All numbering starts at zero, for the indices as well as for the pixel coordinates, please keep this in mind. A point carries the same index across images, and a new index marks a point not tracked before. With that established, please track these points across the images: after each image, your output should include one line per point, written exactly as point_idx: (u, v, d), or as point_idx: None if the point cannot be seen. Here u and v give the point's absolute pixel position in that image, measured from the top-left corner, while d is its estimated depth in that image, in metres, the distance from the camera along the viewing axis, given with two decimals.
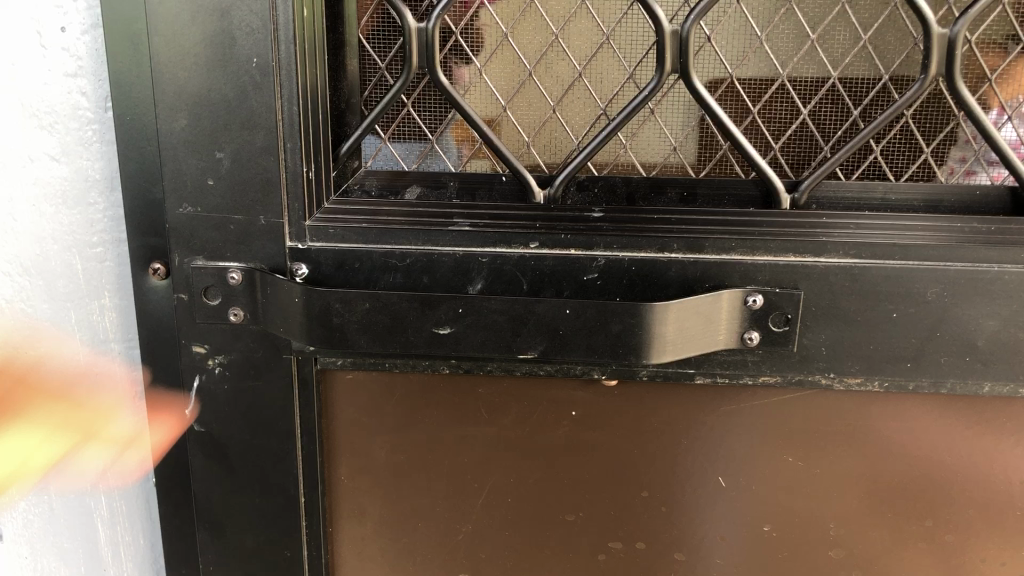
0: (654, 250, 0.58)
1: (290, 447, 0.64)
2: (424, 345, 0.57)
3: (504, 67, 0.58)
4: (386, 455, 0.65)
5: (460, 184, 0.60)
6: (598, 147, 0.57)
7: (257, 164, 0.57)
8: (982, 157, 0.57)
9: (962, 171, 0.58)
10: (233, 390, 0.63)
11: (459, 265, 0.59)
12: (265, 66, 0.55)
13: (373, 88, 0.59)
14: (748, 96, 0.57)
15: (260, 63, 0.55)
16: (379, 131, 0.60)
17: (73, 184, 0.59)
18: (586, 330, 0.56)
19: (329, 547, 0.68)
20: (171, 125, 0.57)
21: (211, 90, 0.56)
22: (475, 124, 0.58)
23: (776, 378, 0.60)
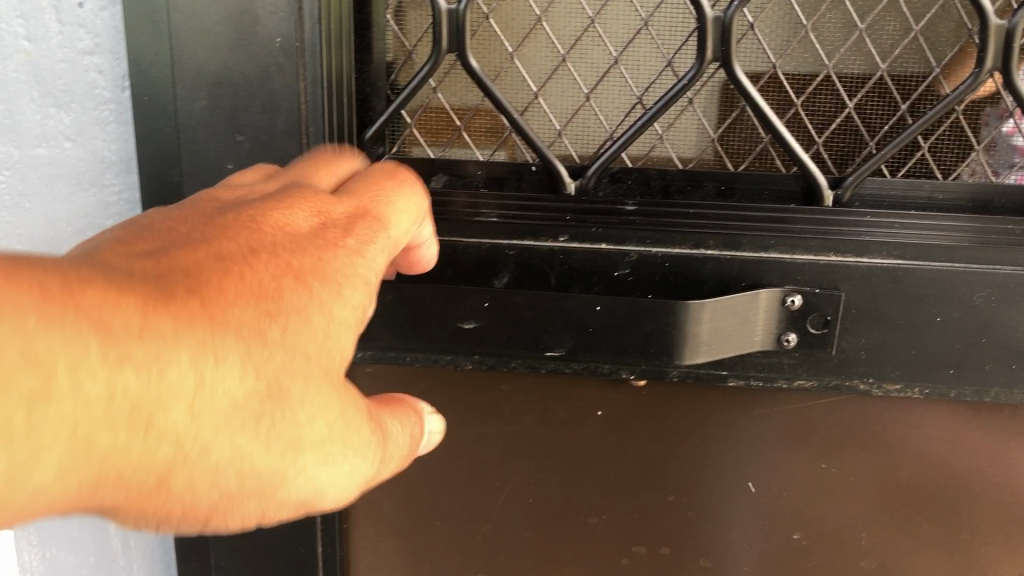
0: (689, 246, 0.56)
1: None
2: (447, 340, 0.55)
3: (537, 52, 0.55)
4: None
5: (487, 174, 0.58)
6: (632, 137, 0.55)
7: (279, 149, 0.55)
8: (1004, 160, 0.56)
9: (985, 172, 0.57)
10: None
11: (486, 257, 0.57)
12: (289, 46, 0.53)
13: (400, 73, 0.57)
14: (791, 89, 0.55)
15: (284, 44, 0.53)
16: (406, 117, 0.58)
17: (89, 164, 0.56)
18: (617, 328, 0.54)
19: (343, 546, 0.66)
20: (191, 106, 0.54)
21: (234, 71, 0.53)
22: (507, 112, 0.55)
23: (812, 382, 0.58)
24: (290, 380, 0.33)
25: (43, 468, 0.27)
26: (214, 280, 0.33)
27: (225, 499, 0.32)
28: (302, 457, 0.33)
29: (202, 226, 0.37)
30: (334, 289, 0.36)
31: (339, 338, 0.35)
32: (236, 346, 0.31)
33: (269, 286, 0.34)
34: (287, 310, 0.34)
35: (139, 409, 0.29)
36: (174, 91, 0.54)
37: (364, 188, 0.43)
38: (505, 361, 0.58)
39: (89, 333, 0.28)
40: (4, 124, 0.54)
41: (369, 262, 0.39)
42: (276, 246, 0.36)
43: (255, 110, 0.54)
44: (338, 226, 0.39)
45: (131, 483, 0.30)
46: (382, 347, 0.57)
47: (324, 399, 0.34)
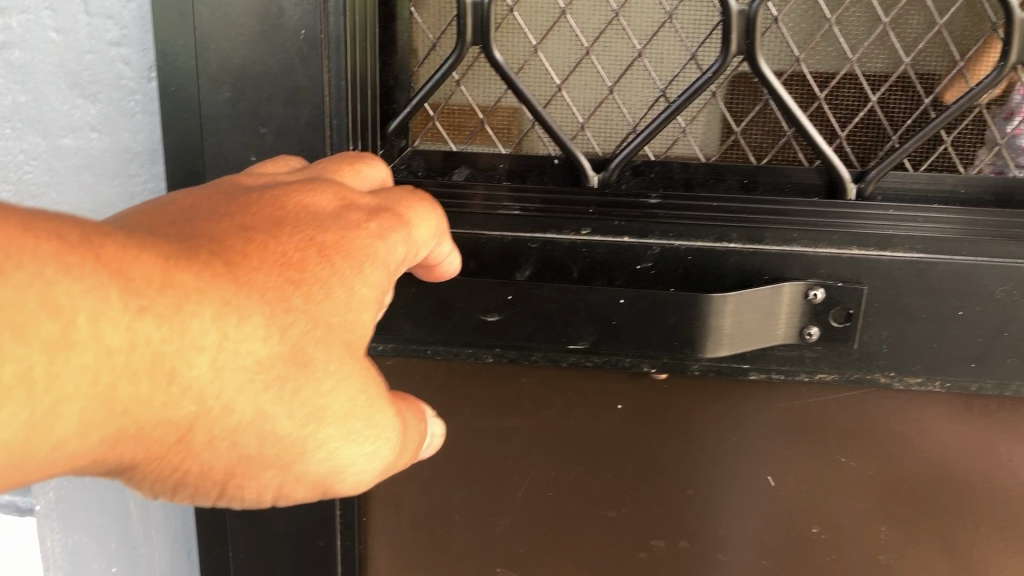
0: (711, 240, 0.56)
1: None
2: (470, 332, 0.55)
3: (560, 45, 0.55)
4: None
5: (509, 167, 0.58)
6: (655, 131, 0.55)
7: (302, 140, 0.55)
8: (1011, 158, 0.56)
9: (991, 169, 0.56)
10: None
11: (509, 250, 0.57)
12: (313, 40, 0.52)
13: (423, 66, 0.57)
14: (815, 83, 0.54)
15: (308, 36, 0.52)
16: (429, 109, 0.58)
17: (114, 155, 0.57)
18: (640, 321, 0.54)
19: (362, 538, 0.66)
20: (214, 99, 0.54)
21: (259, 64, 0.53)
22: (531, 105, 0.56)
23: (834, 375, 0.58)
24: (312, 348, 0.33)
25: (66, 415, 0.27)
26: (237, 245, 0.34)
27: (242, 461, 0.33)
28: (324, 429, 0.34)
29: (225, 202, 0.37)
30: (356, 266, 0.37)
31: (358, 315, 0.36)
32: (259, 307, 0.32)
33: (295, 257, 0.35)
34: (310, 279, 0.35)
35: (162, 360, 0.30)
36: (198, 84, 0.54)
37: (387, 193, 0.42)
38: (527, 354, 0.58)
39: (110, 283, 0.28)
40: (30, 115, 0.55)
41: (390, 246, 0.39)
42: (303, 220, 0.37)
43: (278, 102, 0.54)
44: (361, 210, 0.39)
45: (152, 438, 0.31)
46: (406, 340, 0.57)
47: (346, 371, 0.35)
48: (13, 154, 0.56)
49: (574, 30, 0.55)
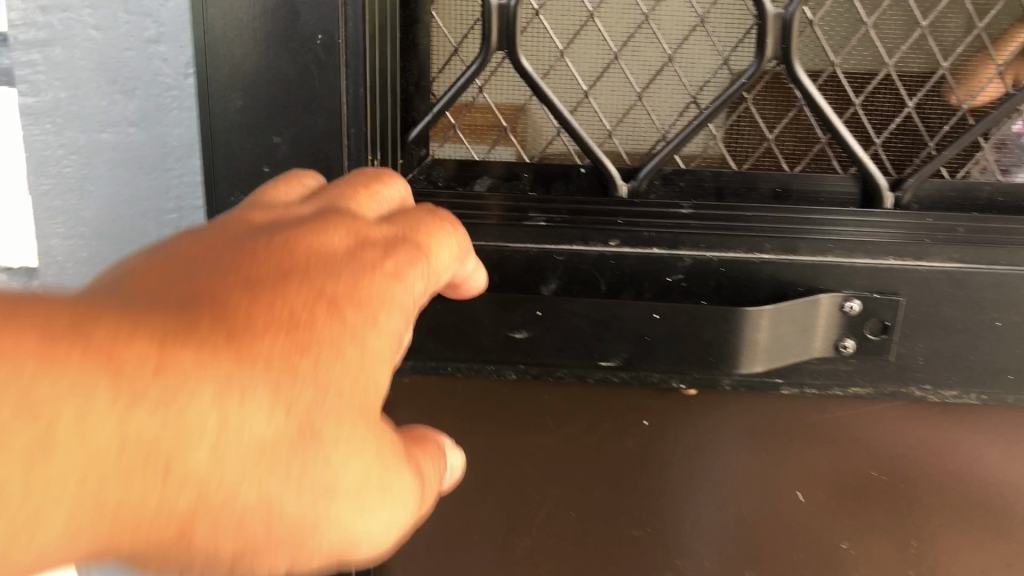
0: (744, 250, 0.54)
1: None
2: (497, 349, 0.53)
3: (588, 49, 0.53)
4: None
5: (534, 176, 0.56)
6: (687, 139, 0.54)
7: (319, 150, 0.53)
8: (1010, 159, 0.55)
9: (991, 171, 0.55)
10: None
11: (533, 263, 0.55)
12: (330, 45, 0.50)
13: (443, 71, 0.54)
14: (850, 88, 0.53)
15: (325, 40, 0.50)
16: (451, 117, 0.56)
17: (150, 150, 0.54)
18: (674, 335, 0.52)
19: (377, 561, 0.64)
20: (225, 105, 0.52)
21: (273, 69, 0.51)
22: (557, 111, 0.53)
23: (868, 389, 0.56)
24: (323, 419, 0.27)
25: (47, 526, 0.23)
26: (241, 305, 0.28)
27: (251, 549, 0.27)
28: (335, 506, 0.28)
29: (230, 252, 0.33)
30: (369, 316, 0.31)
31: (374, 374, 0.30)
32: (265, 381, 0.26)
33: (302, 313, 0.29)
34: (319, 338, 0.29)
35: (156, 456, 0.24)
36: (208, 88, 0.51)
37: (406, 219, 0.39)
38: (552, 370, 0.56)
39: (98, 373, 0.23)
40: (70, 110, 0.52)
41: (406, 285, 0.34)
42: (309, 268, 0.32)
43: (293, 109, 0.52)
44: (376, 247, 0.35)
45: (148, 537, 0.25)
46: (426, 356, 0.55)
47: (360, 437, 0.28)
48: (53, 147, 0.53)
49: (603, 34, 0.53)
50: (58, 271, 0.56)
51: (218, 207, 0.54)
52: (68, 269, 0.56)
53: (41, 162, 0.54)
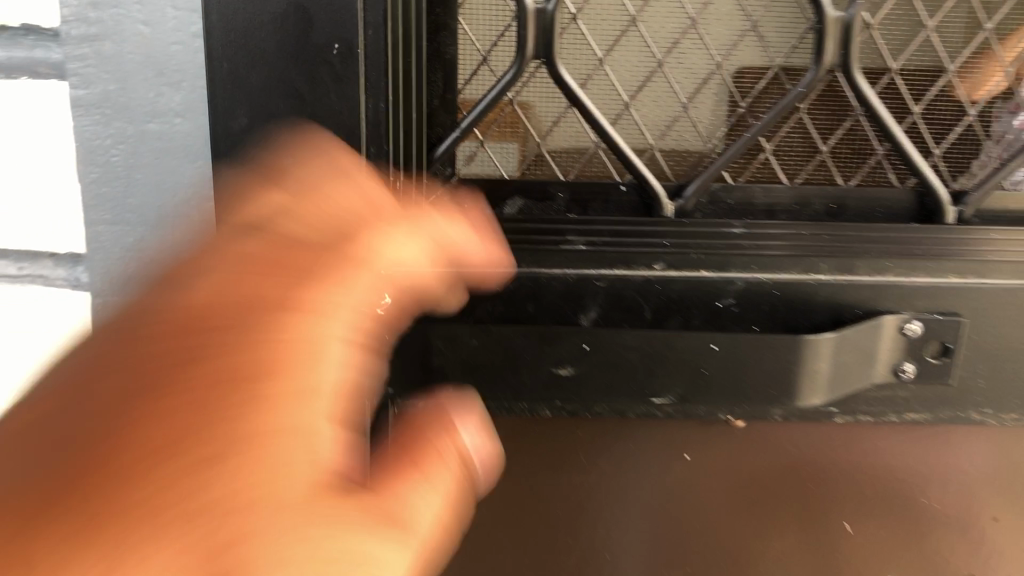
0: (800, 272, 0.50)
1: None
2: (540, 390, 0.48)
3: (629, 57, 0.49)
4: None
5: (570, 195, 0.51)
6: (737, 153, 0.50)
7: None
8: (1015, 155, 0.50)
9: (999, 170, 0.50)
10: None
11: (571, 290, 0.50)
12: (348, 54, 0.45)
13: (469, 83, 0.49)
14: (909, 96, 0.49)
15: (342, 51, 0.45)
16: (476, 133, 0.50)
17: (195, 140, 0.48)
18: (732, 368, 0.48)
19: None
20: (230, 122, 0.46)
21: (284, 81, 0.46)
22: (595, 121, 0.49)
23: (924, 416, 0.53)
24: (241, 541, 0.25)
25: None
26: (120, 466, 0.26)
27: None
28: None
29: (117, 356, 0.30)
30: (282, 382, 0.28)
31: (290, 466, 0.27)
32: (172, 551, 0.24)
33: (185, 424, 0.27)
34: (224, 451, 0.26)
35: None
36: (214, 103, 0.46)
37: (339, 202, 0.35)
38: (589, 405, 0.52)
39: None
40: (117, 102, 0.50)
41: (339, 316, 0.31)
42: (183, 351, 0.29)
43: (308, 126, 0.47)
44: (287, 274, 0.31)
45: None
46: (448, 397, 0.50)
47: (296, 532, 0.26)
48: (99, 134, 0.51)
49: (649, 38, 0.48)
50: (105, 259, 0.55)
51: None
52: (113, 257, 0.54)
53: (92, 148, 0.52)
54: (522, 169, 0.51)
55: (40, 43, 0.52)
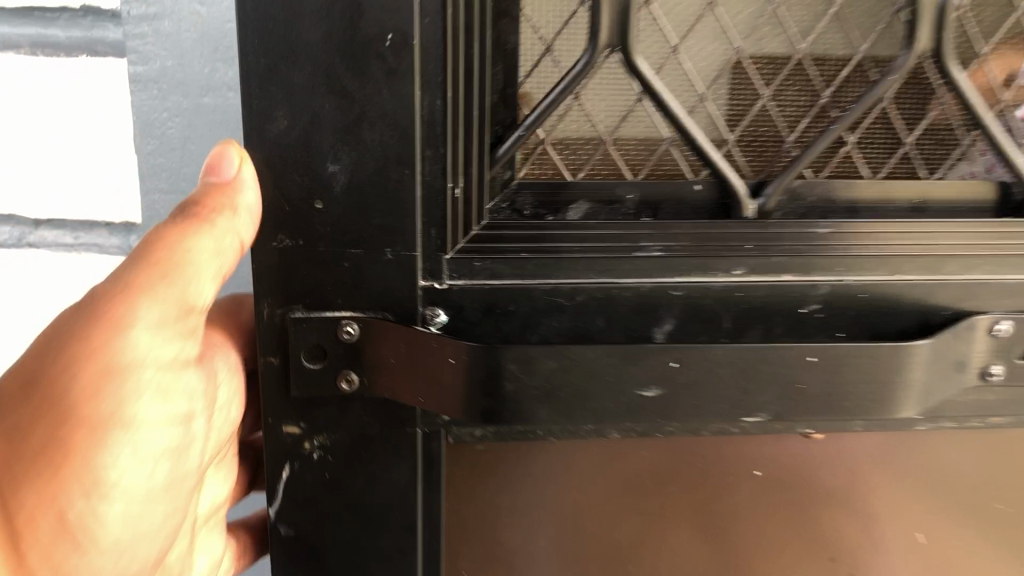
0: (886, 273, 0.47)
1: (410, 544, 0.48)
2: (621, 414, 0.43)
3: (705, 44, 0.44)
4: (519, 544, 0.51)
5: (640, 197, 0.46)
6: (820, 146, 0.46)
7: (386, 179, 0.42)
8: None
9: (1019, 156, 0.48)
10: (320, 484, 0.46)
11: (644, 302, 0.45)
12: (402, 46, 0.40)
13: (531, 75, 0.44)
14: (997, 81, 0.46)
15: (395, 42, 0.40)
16: (539, 132, 0.45)
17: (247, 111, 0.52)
18: (827, 379, 0.44)
19: None
20: (267, 125, 0.41)
21: (330, 77, 0.40)
22: (667, 112, 0.44)
23: (1009, 419, 0.50)
24: None
25: None
26: None
27: None
28: None
29: None
30: None
31: None
32: None
33: None
34: None
35: None
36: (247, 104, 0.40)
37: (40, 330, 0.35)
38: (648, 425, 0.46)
39: None
40: (175, 78, 0.51)
41: None
42: None
43: (359, 127, 0.41)
44: None
45: None
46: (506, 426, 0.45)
47: None
48: (158, 110, 0.52)
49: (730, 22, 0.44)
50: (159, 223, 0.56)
51: (256, 254, 0.43)
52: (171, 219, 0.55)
53: (149, 123, 0.53)
54: (582, 170, 0.46)
55: (99, 25, 0.52)
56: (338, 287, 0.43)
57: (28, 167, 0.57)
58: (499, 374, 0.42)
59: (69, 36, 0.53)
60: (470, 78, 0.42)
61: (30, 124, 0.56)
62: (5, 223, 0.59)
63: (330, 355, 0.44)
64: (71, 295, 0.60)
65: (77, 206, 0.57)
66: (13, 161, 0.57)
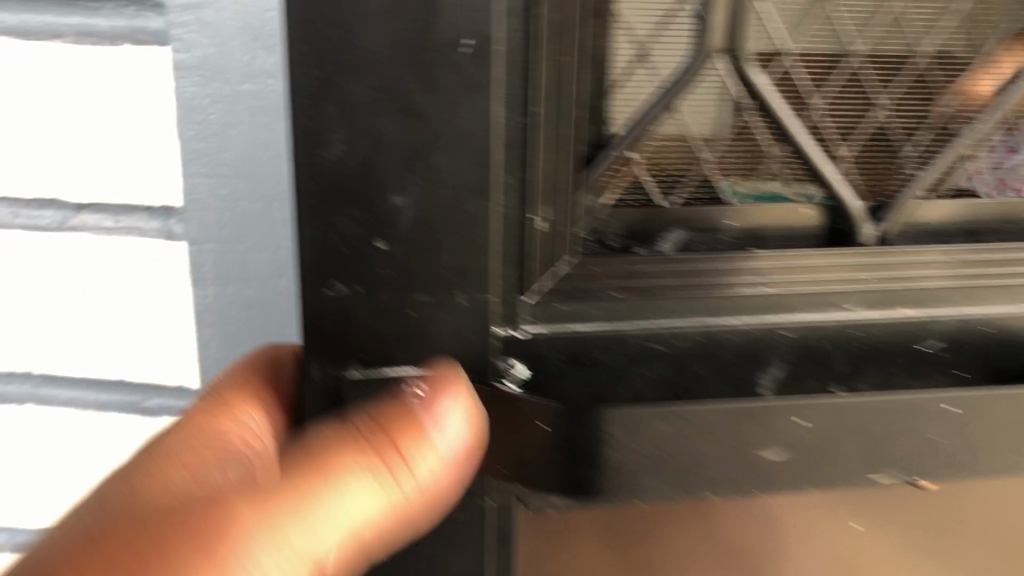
0: (1012, 306, 0.41)
1: None
2: (734, 478, 0.37)
3: (816, 45, 0.38)
4: None
5: (744, 223, 0.40)
6: (945, 160, 0.41)
7: (459, 212, 0.35)
8: None
9: None
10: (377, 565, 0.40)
11: (751, 346, 0.39)
12: (482, 54, 0.33)
13: (625, 86, 0.37)
14: None
15: (472, 50, 0.33)
16: (632, 153, 0.38)
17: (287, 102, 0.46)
18: (961, 430, 0.38)
19: None
20: (320, 149, 0.34)
21: (391, 91, 0.33)
22: (776, 118, 0.38)
23: None
24: None
25: None
26: None
27: None
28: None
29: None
30: None
31: None
32: None
33: None
34: None
35: None
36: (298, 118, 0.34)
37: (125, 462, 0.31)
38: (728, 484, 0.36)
39: None
40: (216, 65, 0.45)
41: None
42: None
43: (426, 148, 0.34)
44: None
45: None
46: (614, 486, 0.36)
47: None
48: (198, 97, 0.46)
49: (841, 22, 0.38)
50: (200, 211, 0.49)
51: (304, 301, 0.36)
52: (211, 208, 0.49)
53: (188, 108, 0.47)
54: (673, 196, 0.40)
55: (141, 12, 0.46)
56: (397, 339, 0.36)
57: (26, 167, 0.51)
58: (600, 440, 0.35)
59: (111, 24, 0.47)
60: (553, 88, 0.35)
61: (27, 121, 0.50)
62: (45, 207, 0.52)
63: None
64: (71, 300, 0.54)
65: (100, 200, 0.51)
66: (11, 158, 0.51)
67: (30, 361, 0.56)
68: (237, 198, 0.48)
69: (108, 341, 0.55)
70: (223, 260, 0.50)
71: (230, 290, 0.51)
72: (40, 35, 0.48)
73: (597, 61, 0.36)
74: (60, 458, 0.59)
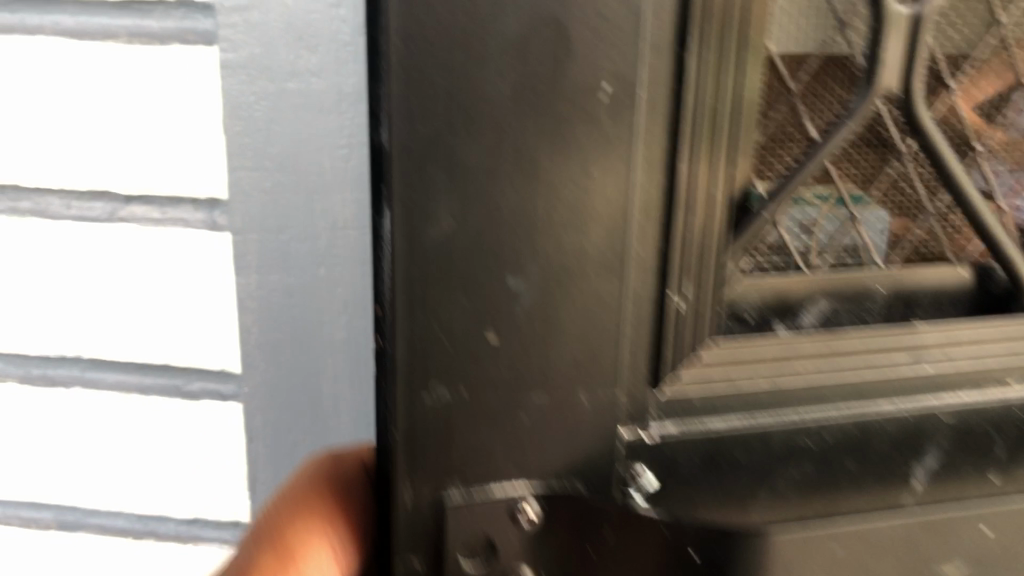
0: None
1: None
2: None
3: (980, 77, 0.33)
4: None
5: (891, 286, 0.35)
6: None
7: (584, 289, 0.29)
8: None
9: None
10: None
11: (907, 432, 0.34)
12: (623, 100, 0.27)
13: (774, 134, 0.31)
14: None
15: (610, 94, 0.27)
16: (777, 209, 0.32)
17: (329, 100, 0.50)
18: None
19: None
20: (423, 226, 0.27)
21: (514, 149, 0.27)
22: (940, 162, 0.33)
23: None
24: None
25: None
26: None
27: None
28: None
29: None
30: None
31: None
32: None
33: None
34: None
35: None
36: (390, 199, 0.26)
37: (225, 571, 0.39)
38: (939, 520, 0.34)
39: None
40: (261, 63, 0.50)
41: None
42: None
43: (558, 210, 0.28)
44: None
45: None
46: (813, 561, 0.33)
47: None
48: (244, 94, 0.51)
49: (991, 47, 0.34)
50: (244, 202, 0.53)
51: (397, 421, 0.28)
52: (255, 199, 0.53)
53: (235, 108, 0.51)
54: (818, 261, 0.34)
55: (191, 16, 0.51)
56: (523, 447, 0.30)
57: (87, 162, 0.56)
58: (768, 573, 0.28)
59: (161, 26, 0.52)
60: (704, 121, 0.28)
61: (88, 116, 0.55)
62: (98, 200, 0.57)
63: (502, 552, 0.30)
64: (124, 284, 0.58)
65: (156, 190, 0.55)
66: (75, 157, 0.56)
67: (82, 345, 0.60)
68: (286, 185, 0.52)
69: (157, 325, 0.58)
70: (265, 248, 0.54)
71: (277, 275, 0.54)
72: (96, 34, 0.53)
73: (746, 102, 0.29)
74: (98, 450, 0.63)
